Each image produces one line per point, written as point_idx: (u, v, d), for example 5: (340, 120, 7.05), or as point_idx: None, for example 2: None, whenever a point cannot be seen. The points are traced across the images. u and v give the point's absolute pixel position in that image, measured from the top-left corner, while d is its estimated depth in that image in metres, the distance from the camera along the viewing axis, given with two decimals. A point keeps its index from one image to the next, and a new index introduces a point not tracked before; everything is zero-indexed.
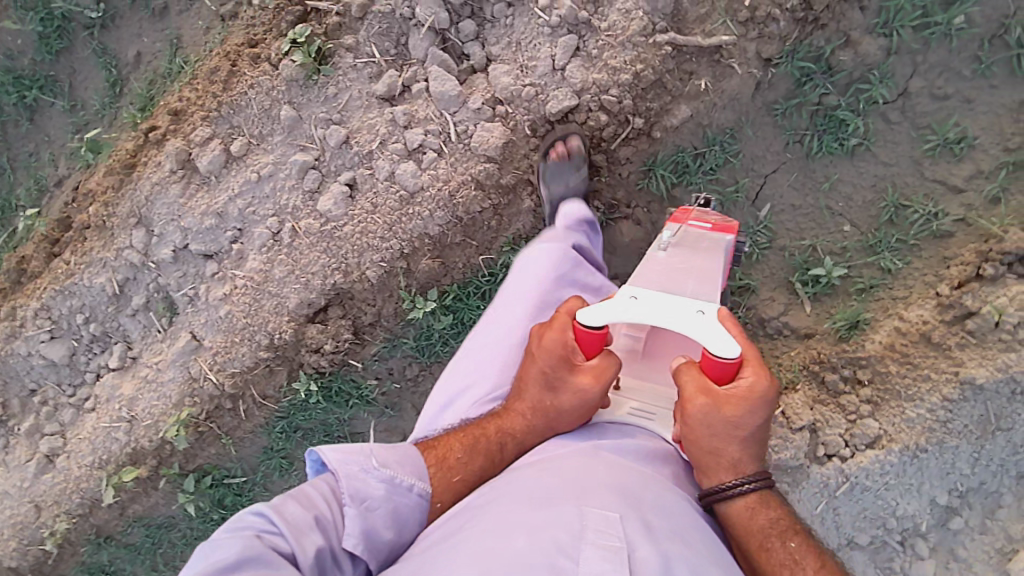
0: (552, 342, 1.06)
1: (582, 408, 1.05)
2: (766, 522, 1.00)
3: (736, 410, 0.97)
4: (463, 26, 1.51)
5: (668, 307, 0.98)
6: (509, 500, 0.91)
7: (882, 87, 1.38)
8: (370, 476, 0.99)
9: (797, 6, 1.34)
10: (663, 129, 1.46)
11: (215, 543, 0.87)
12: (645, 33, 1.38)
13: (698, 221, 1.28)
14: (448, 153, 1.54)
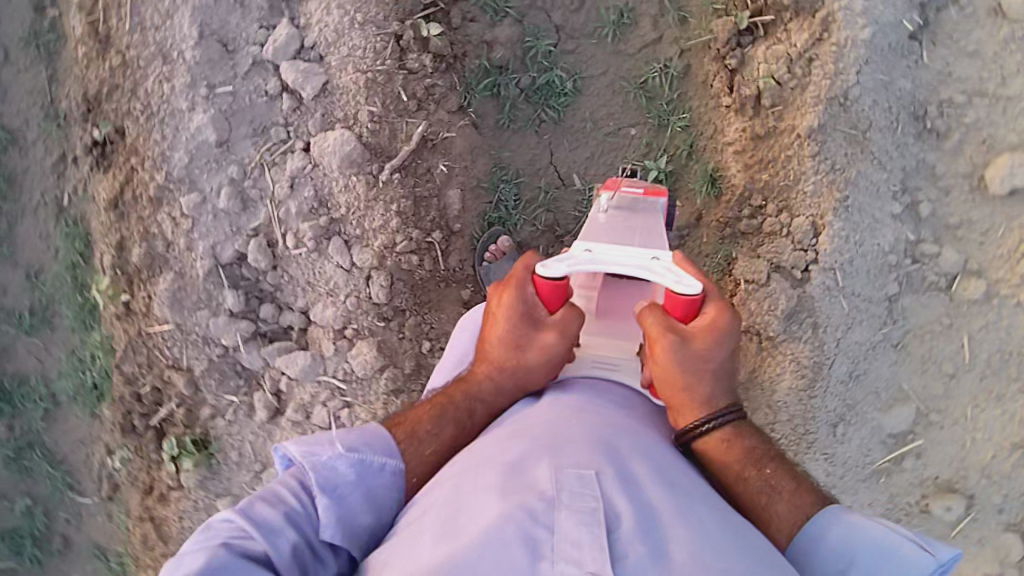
0: (509, 297, 1.06)
1: (550, 365, 1.08)
2: (740, 450, 1.05)
3: (703, 345, 1.03)
4: (265, 309, 1.54)
5: (627, 255, 1.02)
6: (481, 465, 0.91)
7: (542, 41, 1.51)
8: (337, 465, 0.94)
9: (435, 64, 1.43)
10: (456, 218, 1.50)
11: (181, 559, 0.82)
12: (371, 184, 1.44)
13: (630, 185, 1.23)
14: (354, 398, 1.54)
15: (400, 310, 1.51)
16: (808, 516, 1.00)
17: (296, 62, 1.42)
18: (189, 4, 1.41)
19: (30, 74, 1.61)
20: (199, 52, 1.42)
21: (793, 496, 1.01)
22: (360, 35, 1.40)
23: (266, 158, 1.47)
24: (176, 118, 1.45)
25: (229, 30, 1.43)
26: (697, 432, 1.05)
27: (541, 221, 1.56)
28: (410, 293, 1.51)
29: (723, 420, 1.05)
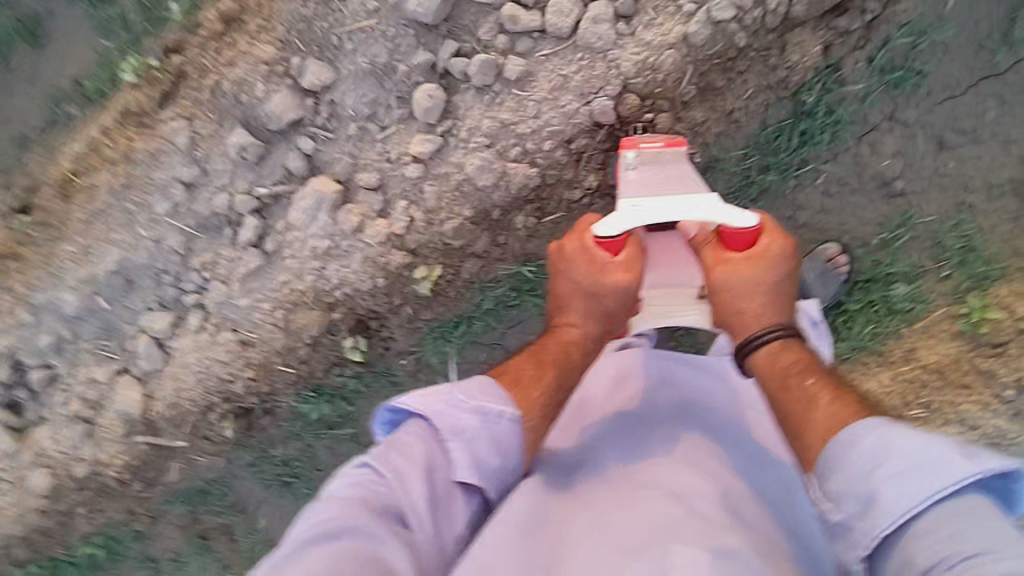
0: (573, 246, 1.24)
1: (622, 298, 1.21)
2: (790, 360, 1.17)
3: (756, 267, 1.17)
4: (18, 394, 1.88)
5: (671, 202, 1.10)
6: (604, 530, 1.03)
7: (310, 463, 1.91)
8: (460, 412, 1.05)
9: (235, 430, 1.83)
10: (166, 480, 1.95)
11: (325, 502, 0.90)
12: (125, 434, 1.83)
13: (649, 140, 1.27)
14: (10, 487, 1.94)
15: (82, 483, 1.92)
16: None
17: (154, 343, 1.75)
18: (123, 250, 1.66)
19: (27, 102, 1.78)
20: (105, 274, 1.69)
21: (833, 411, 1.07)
22: (199, 379, 1.73)
23: (91, 346, 1.80)
24: (60, 276, 1.74)
25: (139, 279, 1.70)
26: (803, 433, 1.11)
27: (220, 518, 2.04)
28: (98, 483, 1.93)
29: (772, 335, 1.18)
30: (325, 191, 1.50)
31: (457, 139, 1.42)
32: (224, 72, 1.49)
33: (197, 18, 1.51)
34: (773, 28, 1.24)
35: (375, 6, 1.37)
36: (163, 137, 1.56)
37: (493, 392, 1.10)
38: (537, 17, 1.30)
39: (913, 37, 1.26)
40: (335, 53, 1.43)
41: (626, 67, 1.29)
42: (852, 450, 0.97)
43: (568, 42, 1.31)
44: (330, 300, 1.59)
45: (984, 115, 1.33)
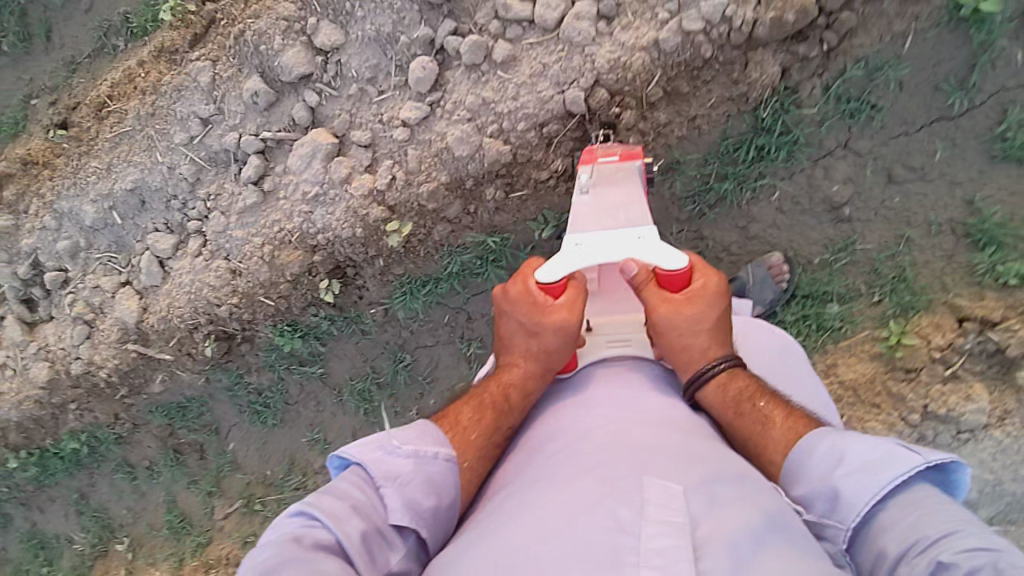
0: (518, 288, 1.23)
1: (565, 342, 1.20)
2: (739, 392, 1.16)
3: (693, 303, 1.18)
4: (34, 291, 2.06)
5: (613, 240, 1.17)
6: (575, 471, 1.01)
7: (280, 395, 2.06)
8: (393, 458, 1.04)
9: (214, 355, 1.97)
10: (150, 391, 2.11)
11: (259, 553, 0.90)
12: (119, 341, 2.00)
13: (606, 156, 1.33)
14: (14, 373, 2.13)
15: (77, 380, 2.10)
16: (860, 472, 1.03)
17: (156, 262, 1.91)
18: (140, 172, 1.83)
19: (80, 30, 1.98)
20: (120, 192, 1.86)
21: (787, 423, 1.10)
22: (189, 302, 1.88)
23: (100, 257, 1.98)
24: (83, 188, 1.91)
25: (148, 200, 1.86)
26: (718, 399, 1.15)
27: (195, 434, 2.20)
28: (90, 383, 2.11)
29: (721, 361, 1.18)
30: (322, 141, 1.64)
31: (444, 110, 1.55)
32: (249, 22, 1.64)
33: None
34: (738, 45, 1.34)
35: None
36: (188, 75, 1.73)
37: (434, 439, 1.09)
38: (527, 8, 1.43)
39: (869, 70, 1.34)
40: (348, 19, 1.58)
41: (600, 63, 1.40)
42: (808, 460, 1.01)
43: (552, 35, 1.43)
44: (313, 243, 1.73)
45: (933, 155, 1.39)
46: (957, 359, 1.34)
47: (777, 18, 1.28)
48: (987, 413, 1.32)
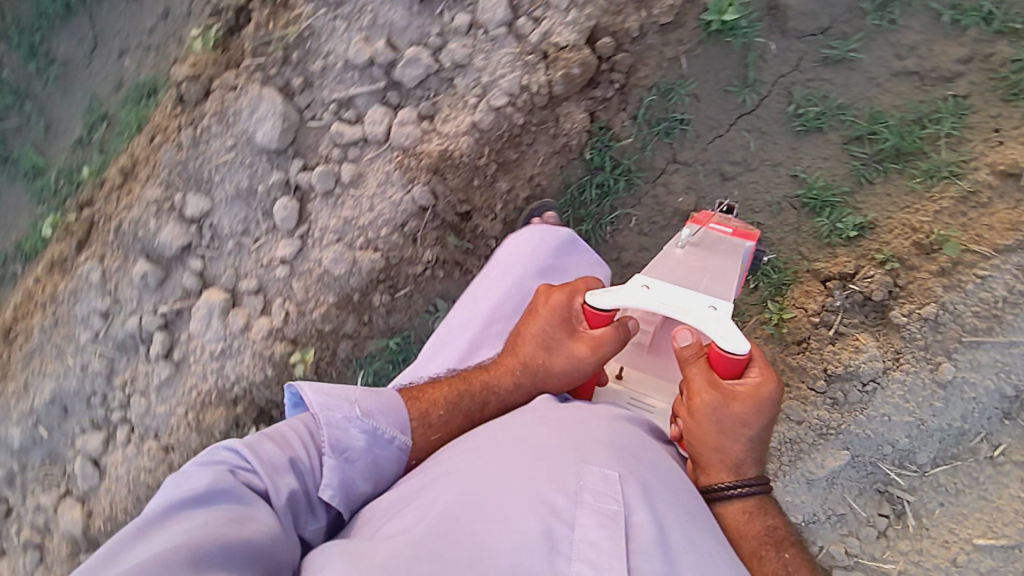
0: (563, 302, 1.24)
1: (565, 376, 1.21)
2: (760, 525, 1.07)
3: (742, 410, 1.07)
4: None
5: (682, 298, 1.13)
6: (511, 450, 1.02)
7: None
8: (350, 427, 1.11)
9: None
10: None
11: (189, 474, 1.00)
12: (70, 554, 1.89)
13: (720, 225, 1.36)
14: None
15: None
16: None
17: (88, 463, 1.88)
18: (57, 380, 1.86)
19: None
20: (40, 405, 1.88)
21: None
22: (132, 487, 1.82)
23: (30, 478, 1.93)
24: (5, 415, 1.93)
25: (71, 405, 1.88)
26: (720, 492, 1.09)
27: None
28: None
29: (749, 490, 1.08)
30: (213, 300, 1.72)
31: (314, 238, 1.65)
32: (124, 215, 1.76)
33: (105, 176, 1.83)
34: (544, 105, 1.49)
35: (232, 142, 1.65)
36: (81, 278, 1.81)
37: (394, 419, 1.16)
38: (359, 129, 1.59)
39: (663, 94, 1.50)
40: (208, 185, 1.69)
41: (432, 156, 1.53)
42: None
43: (385, 145, 1.57)
44: (232, 396, 1.76)
45: (748, 147, 1.52)
46: (833, 317, 1.41)
47: (566, 75, 1.44)
48: (880, 359, 1.36)
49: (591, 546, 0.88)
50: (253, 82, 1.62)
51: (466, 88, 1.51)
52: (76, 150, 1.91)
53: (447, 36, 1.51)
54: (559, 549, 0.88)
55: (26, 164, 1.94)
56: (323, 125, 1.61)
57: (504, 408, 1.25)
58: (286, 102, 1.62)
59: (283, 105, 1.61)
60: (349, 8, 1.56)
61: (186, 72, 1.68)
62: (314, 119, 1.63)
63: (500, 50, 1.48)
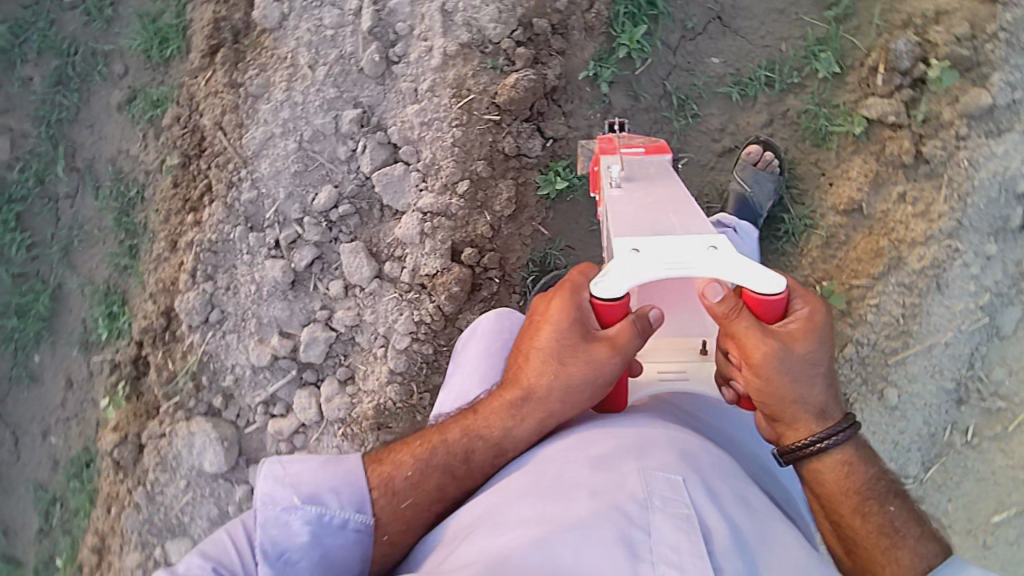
0: (564, 305, 0.97)
1: (597, 386, 0.97)
2: (859, 479, 0.96)
3: (809, 349, 0.90)
4: None
5: (678, 248, 0.87)
6: (564, 466, 0.89)
7: None
8: (291, 520, 0.92)
9: None
10: None
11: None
12: None
13: (629, 148, 1.23)
14: None
15: None
16: (939, 560, 0.93)
17: None
18: None
19: None
20: None
21: (917, 542, 0.95)
22: None
23: None
24: None
25: None
26: (805, 452, 0.95)
27: None
28: None
29: (839, 440, 0.94)
30: None
31: None
32: None
33: (80, 559, 1.81)
34: (443, 325, 1.56)
35: (185, 482, 1.68)
36: None
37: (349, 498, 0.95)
38: (293, 418, 1.64)
39: (540, 262, 1.56)
40: (182, 528, 1.70)
41: (369, 412, 1.60)
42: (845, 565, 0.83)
43: (322, 421, 1.63)
44: None
45: None
46: None
47: (450, 296, 1.53)
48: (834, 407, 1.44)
49: (672, 547, 0.76)
50: (178, 421, 1.66)
51: (369, 341, 1.59)
52: (40, 542, 1.86)
53: (331, 304, 1.60)
54: (639, 555, 0.76)
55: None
56: (259, 427, 1.66)
57: (507, 454, 1.00)
58: (218, 424, 1.66)
59: (215, 429, 1.65)
60: (230, 322, 1.62)
61: (113, 440, 1.72)
62: (250, 424, 1.68)
63: (383, 299, 1.56)
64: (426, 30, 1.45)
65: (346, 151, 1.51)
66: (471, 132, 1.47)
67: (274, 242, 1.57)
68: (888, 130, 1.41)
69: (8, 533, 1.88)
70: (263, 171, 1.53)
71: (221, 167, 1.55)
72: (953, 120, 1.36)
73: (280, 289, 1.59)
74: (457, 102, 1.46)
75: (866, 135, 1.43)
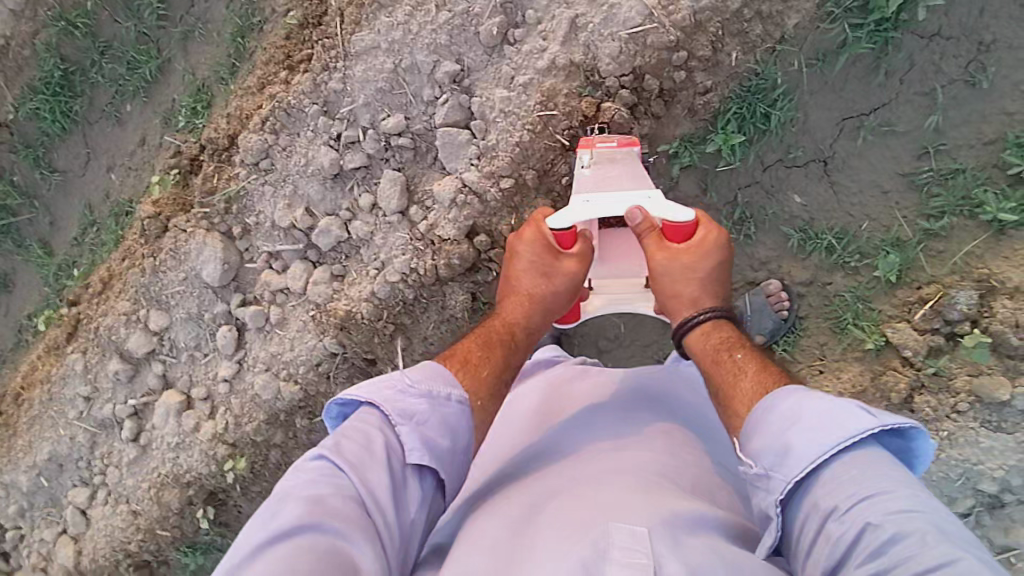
0: (534, 234, 1.27)
1: (573, 291, 1.27)
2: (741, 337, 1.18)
3: (694, 258, 1.20)
4: None
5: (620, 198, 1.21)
6: (521, 514, 1.02)
7: None
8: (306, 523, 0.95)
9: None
10: None
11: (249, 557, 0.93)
12: None
13: (603, 141, 1.37)
14: None
15: None
16: None
17: (77, 511, 2.21)
18: (48, 444, 2.17)
19: None
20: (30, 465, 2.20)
21: None
22: (111, 539, 2.17)
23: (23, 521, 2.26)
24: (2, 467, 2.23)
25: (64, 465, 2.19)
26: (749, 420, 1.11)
27: None
28: None
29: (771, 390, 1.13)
30: (170, 401, 2.02)
31: (249, 363, 1.93)
32: (101, 318, 2.04)
33: (87, 279, 2.10)
34: (431, 283, 1.69)
35: (183, 276, 1.92)
36: (67, 365, 2.11)
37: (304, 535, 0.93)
38: (283, 279, 1.83)
39: None
40: (168, 306, 1.97)
41: (340, 313, 1.77)
42: (771, 418, 0.95)
43: (303, 296, 1.82)
44: (186, 479, 2.07)
45: (619, 327, 1.73)
46: None
47: (447, 264, 1.65)
48: None
49: (625, 559, 0.88)
50: (200, 228, 1.87)
51: (369, 258, 1.73)
52: (73, 247, 2.16)
53: (355, 211, 1.73)
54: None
55: (32, 250, 2.17)
56: (256, 269, 1.86)
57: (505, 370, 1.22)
58: (227, 248, 1.86)
59: (223, 251, 1.85)
60: (274, 176, 1.78)
61: (149, 211, 1.91)
62: (251, 262, 1.88)
63: (395, 233, 1.68)
64: (549, 30, 1.46)
65: (431, 95, 1.58)
66: (536, 143, 1.51)
67: (336, 136, 1.69)
68: (896, 360, 1.38)
69: (53, 223, 2.16)
70: (356, 72, 1.63)
71: (326, 49, 1.66)
72: (961, 391, 1.31)
73: (323, 174, 1.72)
74: (539, 110, 1.49)
75: (874, 353, 1.41)
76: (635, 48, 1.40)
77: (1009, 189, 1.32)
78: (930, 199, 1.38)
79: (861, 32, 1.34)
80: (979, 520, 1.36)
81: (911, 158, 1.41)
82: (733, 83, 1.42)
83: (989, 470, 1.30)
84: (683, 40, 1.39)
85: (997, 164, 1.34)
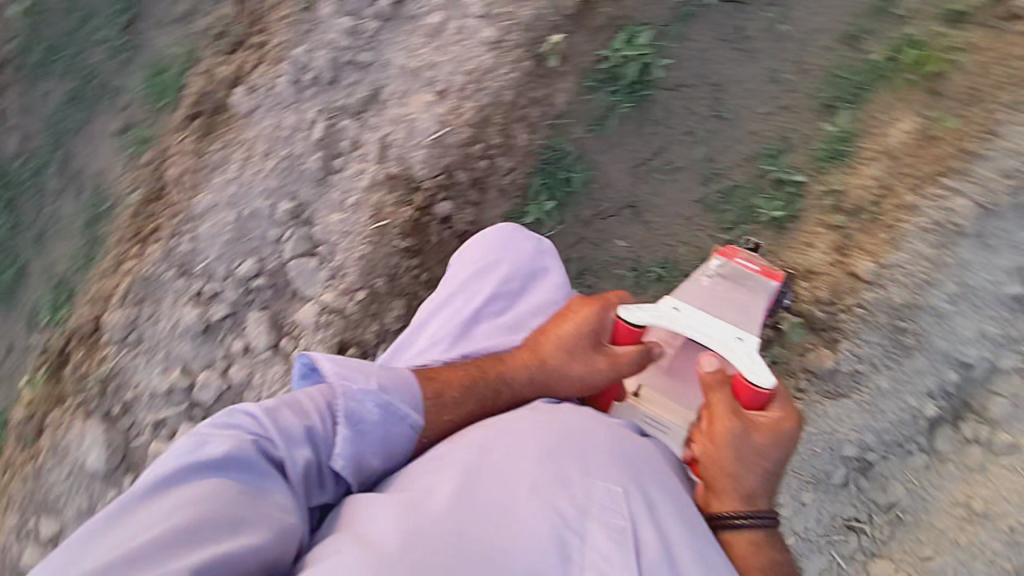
0: (593, 313, 1.20)
1: (581, 385, 1.18)
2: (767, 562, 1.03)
3: (763, 442, 1.05)
4: None
5: (710, 325, 1.16)
6: (502, 445, 1.04)
7: None
8: (282, 452, 1.00)
9: None
10: None
11: (199, 442, 0.95)
12: None
13: (746, 261, 1.40)
14: None
15: None
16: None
17: None
18: None
19: None
20: None
21: None
22: None
23: None
24: None
25: None
26: (733, 521, 1.04)
27: None
28: None
29: (757, 522, 1.05)
30: None
31: None
32: None
33: None
34: None
35: (69, 471, 1.85)
36: None
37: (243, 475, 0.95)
38: None
39: None
40: (55, 510, 1.85)
41: None
42: None
43: None
44: None
45: None
46: None
47: None
48: None
49: (608, 520, 0.95)
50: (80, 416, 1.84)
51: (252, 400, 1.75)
52: None
53: (230, 359, 1.77)
54: (572, 558, 0.91)
55: None
56: (143, 443, 1.79)
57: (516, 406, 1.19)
58: (110, 430, 1.83)
59: (106, 433, 1.82)
60: (145, 346, 1.81)
61: (25, 413, 1.91)
62: (136, 439, 1.82)
63: (271, 369, 1.72)
64: (363, 153, 1.64)
65: (275, 233, 1.71)
66: (379, 251, 1.62)
67: (197, 292, 1.76)
68: None
69: None
70: (203, 230, 1.75)
71: (171, 216, 1.79)
72: (798, 371, 1.49)
73: (191, 331, 1.77)
74: (372, 223, 1.62)
75: None
76: (439, 151, 1.59)
77: (775, 191, 1.55)
78: (722, 216, 1.59)
79: (617, 95, 1.59)
80: (857, 483, 1.47)
81: (698, 186, 1.62)
82: (531, 160, 1.61)
83: (846, 437, 1.45)
84: (477, 134, 1.58)
85: (760, 174, 1.57)
